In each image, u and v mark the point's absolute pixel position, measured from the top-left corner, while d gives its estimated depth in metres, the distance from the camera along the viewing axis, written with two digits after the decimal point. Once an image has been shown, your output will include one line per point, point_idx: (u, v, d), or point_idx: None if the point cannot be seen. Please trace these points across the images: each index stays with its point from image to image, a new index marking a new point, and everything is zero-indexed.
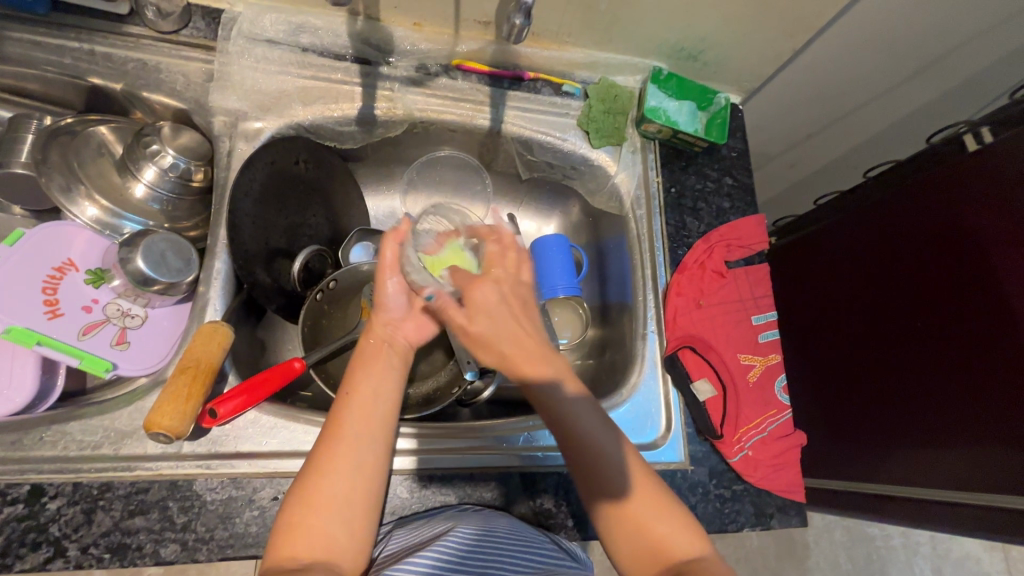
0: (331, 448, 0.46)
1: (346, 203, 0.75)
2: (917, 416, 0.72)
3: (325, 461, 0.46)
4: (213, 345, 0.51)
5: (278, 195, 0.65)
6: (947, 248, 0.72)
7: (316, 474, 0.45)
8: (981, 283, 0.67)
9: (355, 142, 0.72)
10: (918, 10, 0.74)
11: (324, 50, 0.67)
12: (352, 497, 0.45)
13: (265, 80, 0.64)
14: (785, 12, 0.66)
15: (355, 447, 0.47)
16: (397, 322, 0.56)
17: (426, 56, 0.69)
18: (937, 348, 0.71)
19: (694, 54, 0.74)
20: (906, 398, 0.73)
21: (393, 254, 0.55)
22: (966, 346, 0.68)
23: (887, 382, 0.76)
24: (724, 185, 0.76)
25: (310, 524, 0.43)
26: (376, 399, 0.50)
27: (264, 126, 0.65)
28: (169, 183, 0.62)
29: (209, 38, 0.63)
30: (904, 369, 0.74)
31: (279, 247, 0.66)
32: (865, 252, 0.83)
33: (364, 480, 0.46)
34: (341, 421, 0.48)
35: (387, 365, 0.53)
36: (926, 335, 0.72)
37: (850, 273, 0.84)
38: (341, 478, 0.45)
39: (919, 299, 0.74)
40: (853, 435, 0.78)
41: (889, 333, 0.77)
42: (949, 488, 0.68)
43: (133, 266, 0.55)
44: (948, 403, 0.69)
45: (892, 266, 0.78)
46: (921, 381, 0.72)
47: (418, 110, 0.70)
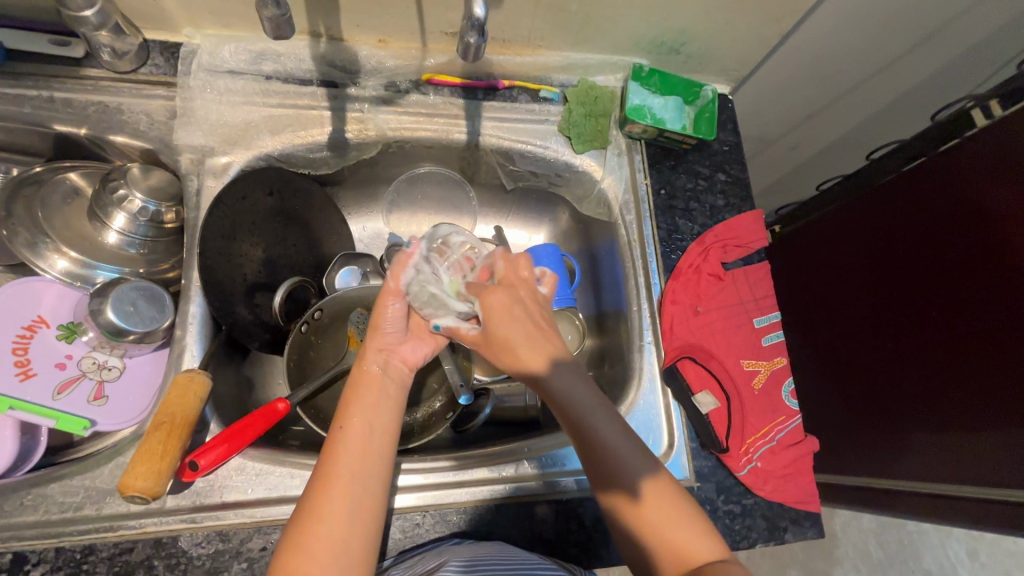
0: (324, 484, 0.43)
1: (326, 229, 0.74)
2: (931, 404, 0.69)
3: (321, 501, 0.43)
4: (190, 396, 0.50)
5: (252, 231, 0.64)
6: (962, 232, 0.67)
7: (314, 519, 0.42)
8: (1003, 267, 0.62)
9: (329, 167, 0.70)
10: None
11: (288, 76, 0.65)
12: (348, 538, 0.42)
13: (230, 112, 0.63)
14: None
15: (351, 485, 0.44)
16: (394, 346, 0.54)
17: (395, 74, 0.67)
18: (957, 338, 0.67)
19: (676, 48, 0.70)
20: (927, 391, 0.70)
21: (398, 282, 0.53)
22: (989, 336, 0.63)
23: (903, 372, 0.73)
24: (717, 181, 0.73)
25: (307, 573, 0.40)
26: (376, 432, 0.47)
27: (232, 160, 0.63)
28: (142, 226, 0.61)
29: (169, 74, 0.62)
30: (922, 357, 0.70)
31: (258, 282, 0.65)
32: (875, 235, 0.79)
33: (366, 524, 0.43)
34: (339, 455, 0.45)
35: (383, 396, 0.50)
36: (943, 321, 0.68)
37: (862, 257, 0.81)
38: (337, 519, 0.42)
39: (934, 286, 0.70)
40: (874, 425, 0.76)
41: (899, 319, 0.74)
42: (972, 488, 0.63)
43: (104, 317, 0.53)
44: (972, 397, 0.65)
45: (902, 252, 0.75)
46: (935, 367, 0.69)
47: (391, 129, 0.67)
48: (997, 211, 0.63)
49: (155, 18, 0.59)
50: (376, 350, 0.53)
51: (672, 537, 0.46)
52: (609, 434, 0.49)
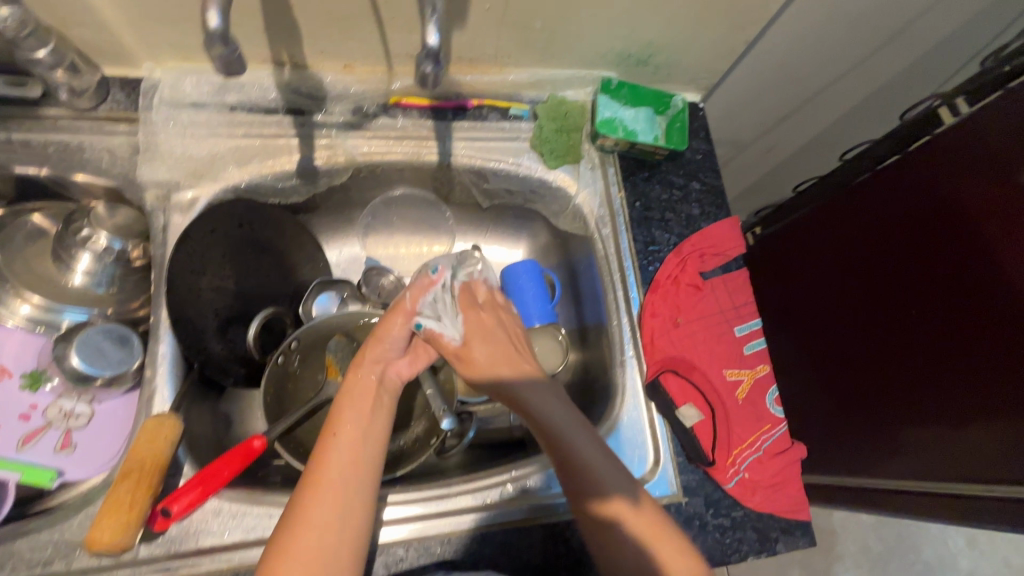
0: (312, 495, 0.45)
1: (301, 257, 0.72)
2: (916, 400, 0.69)
3: (306, 505, 0.44)
4: (160, 440, 0.48)
5: (223, 265, 0.63)
6: (936, 226, 0.68)
7: (301, 527, 0.43)
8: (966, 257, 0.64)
9: (300, 195, 0.69)
10: None
11: (253, 106, 0.64)
12: (335, 548, 0.43)
13: (195, 145, 0.62)
14: (729, 7, 0.63)
15: (339, 495, 0.45)
16: (389, 361, 0.57)
17: (362, 98, 0.66)
18: (925, 333, 0.68)
19: (643, 59, 0.70)
20: (905, 387, 0.70)
21: (412, 300, 0.58)
22: (956, 327, 0.65)
23: (886, 369, 0.72)
24: (692, 190, 0.73)
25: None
26: (361, 443, 0.49)
27: (198, 194, 0.62)
28: (109, 266, 0.60)
29: (130, 109, 0.60)
30: (904, 352, 0.70)
31: (230, 316, 0.63)
32: (851, 233, 0.79)
33: (346, 529, 0.44)
34: (327, 463, 0.47)
35: (378, 408, 0.53)
36: (923, 315, 0.68)
37: (838, 255, 0.80)
38: (324, 529, 0.43)
39: (903, 282, 0.71)
40: (859, 424, 0.75)
41: (880, 315, 0.73)
42: (959, 484, 0.63)
43: (69, 364, 0.53)
44: (948, 389, 0.65)
45: (877, 248, 0.75)
46: (917, 361, 0.69)
47: (361, 154, 0.66)
48: (971, 203, 0.64)
49: (112, 54, 0.58)
50: (371, 362, 0.55)
51: (643, 535, 0.49)
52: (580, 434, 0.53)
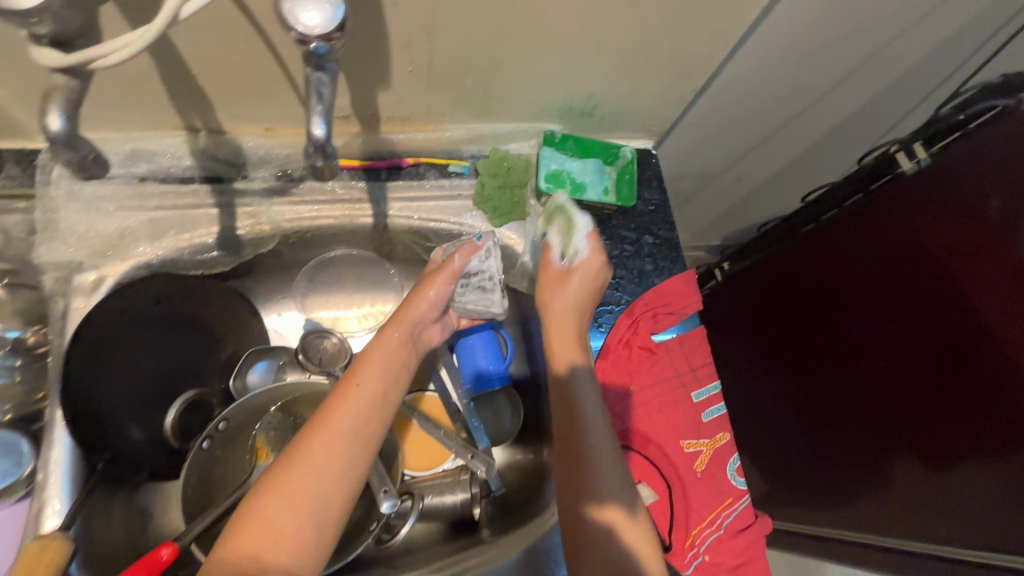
0: (314, 438, 0.46)
1: (229, 330, 0.66)
2: (906, 445, 0.68)
3: (310, 452, 0.45)
4: (41, 568, 0.43)
5: (134, 348, 0.58)
6: (904, 266, 0.66)
7: (297, 465, 0.45)
8: (928, 309, 0.64)
9: (225, 265, 0.65)
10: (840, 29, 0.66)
11: (166, 175, 0.59)
12: (326, 496, 0.45)
13: (100, 220, 0.57)
14: (671, 58, 0.60)
15: (343, 443, 0.47)
16: (426, 324, 0.59)
17: (288, 161, 0.62)
18: (903, 373, 0.67)
19: (587, 111, 0.67)
20: (873, 431, 0.72)
21: (461, 262, 0.57)
22: (916, 381, 0.65)
23: (875, 410, 0.72)
24: (644, 244, 0.69)
25: (270, 517, 0.43)
26: (378, 403, 0.50)
27: (105, 274, 0.57)
28: (6, 357, 0.55)
29: (26, 186, 0.55)
30: (890, 395, 0.69)
31: (144, 402, 0.58)
32: (822, 272, 0.78)
33: (342, 489, 0.46)
34: (340, 411, 0.48)
35: (404, 366, 0.54)
36: (900, 355, 0.67)
37: (814, 293, 0.80)
38: (322, 471, 0.45)
39: (877, 319, 0.70)
40: (860, 468, 0.75)
41: (861, 354, 0.73)
42: (960, 536, 0.62)
43: None
44: (907, 440, 0.67)
45: (851, 286, 0.74)
46: (903, 405, 0.67)
47: (287, 222, 0.62)
48: (935, 243, 0.63)
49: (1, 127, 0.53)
50: (411, 323, 0.56)
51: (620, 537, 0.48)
52: (593, 414, 0.51)
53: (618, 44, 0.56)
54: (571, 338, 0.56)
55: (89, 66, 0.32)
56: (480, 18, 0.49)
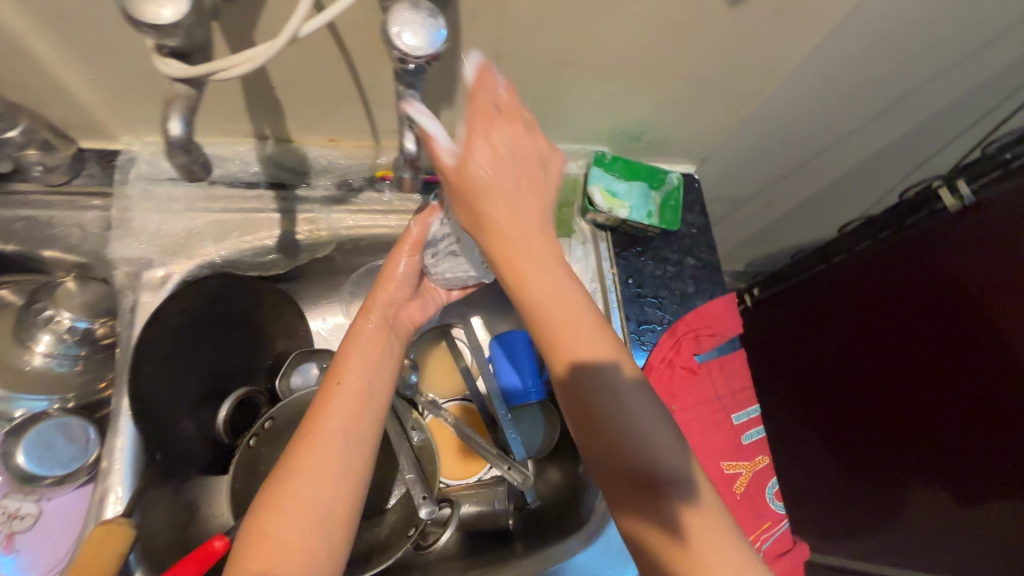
0: (308, 447, 0.46)
1: (280, 329, 0.68)
2: (938, 472, 0.73)
3: (297, 466, 0.45)
4: (106, 554, 0.45)
5: (195, 343, 0.60)
6: (941, 306, 0.69)
7: (295, 477, 0.44)
8: (961, 353, 0.68)
9: (281, 268, 0.67)
10: (888, 67, 0.67)
11: (234, 180, 0.62)
12: (328, 501, 0.44)
13: (170, 220, 0.60)
14: (723, 91, 0.62)
15: (336, 445, 0.46)
16: (402, 303, 0.58)
17: (347, 172, 0.65)
18: (939, 408, 0.71)
19: (636, 136, 0.69)
20: (908, 461, 0.76)
21: (420, 230, 0.56)
22: (957, 419, 0.69)
23: (906, 438, 0.76)
24: (686, 267, 0.71)
25: (276, 536, 0.42)
26: (364, 399, 0.50)
27: (171, 271, 0.59)
28: (72, 346, 0.56)
29: (104, 184, 0.59)
30: (923, 426, 0.74)
31: (200, 398, 0.59)
32: (855, 304, 0.81)
33: (341, 495, 0.45)
34: (326, 413, 0.48)
35: (383, 357, 0.54)
36: (936, 391, 0.71)
37: (847, 324, 0.83)
38: (320, 479, 0.45)
39: (914, 354, 0.73)
40: (894, 488, 0.80)
41: (894, 385, 0.77)
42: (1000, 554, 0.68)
43: (15, 462, 0.50)
44: (959, 474, 0.70)
45: (885, 319, 0.77)
46: (936, 437, 0.72)
47: (344, 229, 0.64)
48: (976, 287, 0.65)
49: (89, 129, 0.56)
50: (382, 307, 0.56)
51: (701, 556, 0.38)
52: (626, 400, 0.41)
53: (675, 75, 0.58)
54: (563, 287, 0.41)
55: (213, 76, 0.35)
56: (547, 46, 0.51)
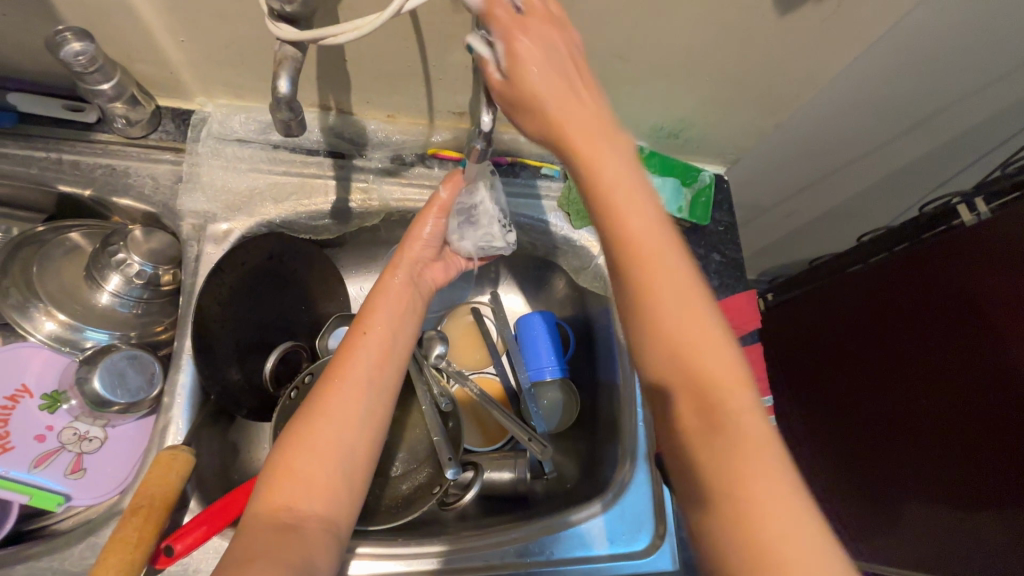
0: (333, 387, 0.49)
1: (324, 291, 0.72)
2: (925, 480, 0.73)
3: (322, 407, 0.48)
4: (172, 475, 0.49)
5: (250, 295, 0.63)
6: (953, 316, 0.71)
7: (317, 412, 0.47)
8: (956, 359, 0.70)
9: (331, 234, 0.71)
10: (918, 86, 0.71)
11: (296, 146, 0.66)
12: (347, 439, 0.47)
13: (235, 178, 0.64)
14: (761, 95, 0.65)
15: (359, 387, 0.50)
16: (426, 263, 0.63)
17: (401, 147, 0.68)
18: (937, 414, 0.72)
19: (674, 133, 0.72)
20: (898, 470, 0.77)
21: (447, 196, 0.61)
22: (942, 425, 0.71)
23: (903, 447, 0.77)
24: (712, 261, 0.74)
25: (301, 470, 0.44)
26: (387, 349, 0.54)
27: (233, 227, 0.63)
28: (137, 288, 0.60)
29: (178, 141, 0.63)
30: (917, 435, 0.74)
31: (251, 346, 0.63)
32: (872, 311, 0.84)
33: (362, 436, 0.48)
34: (353, 360, 0.51)
35: (404, 315, 0.57)
36: (938, 399, 0.72)
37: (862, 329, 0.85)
38: (340, 417, 0.48)
39: (921, 361, 0.74)
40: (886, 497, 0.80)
41: (897, 391, 0.78)
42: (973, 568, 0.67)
43: (89, 386, 0.53)
44: (945, 484, 0.70)
45: (898, 326, 0.79)
46: (925, 444, 0.73)
47: (395, 201, 0.68)
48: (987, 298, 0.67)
49: (170, 88, 0.60)
50: (408, 265, 0.61)
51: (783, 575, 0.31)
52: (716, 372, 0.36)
53: (718, 77, 0.62)
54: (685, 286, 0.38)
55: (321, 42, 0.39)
56: (603, 40, 0.55)
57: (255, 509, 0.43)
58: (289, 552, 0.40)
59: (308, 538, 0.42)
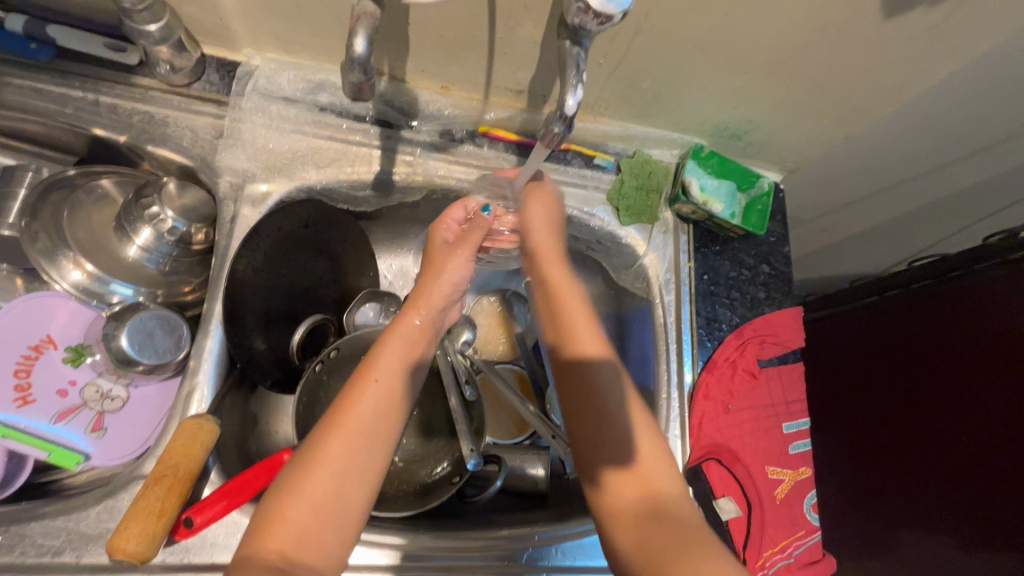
0: (336, 426, 0.47)
1: (357, 264, 0.69)
2: (938, 529, 0.72)
3: (322, 455, 0.46)
4: (196, 446, 0.46)
5: (284, 262, 0.61)
6: (985, 364, 0.69)
7: (320, 454, 0.46)
8: (983, 418, 0.68)
9: (370, 206, 0.68)
10: (1007, 113, 0.66)
11: (343, 110, 0.62)
12: (350, 482, 0.46)
13: (278, 139, 0.61)
14: (841, 102, 0.61)
15: (365, 425, 0.48)
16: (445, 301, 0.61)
17: (452, 122, 0.65)
18: (955, 465, 0.70)
19: (738, 134, 0.68)
20: (903, 509, 0.77)
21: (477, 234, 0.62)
22: (949, 474, 0.71)
23: (916, 495, 0.75)
24: (762, 273, 0.71)
25: (297, 518, 0.43)
26: (394, 386, 0.51)
27: (271, 189, 0.60)
28: (167, 245, 0.57)
29: (221, 92, 0.59)
30: (932, 484, 0.73)
31: (280, 316, 0.61)
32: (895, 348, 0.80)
33: (363, 484, 0.46)
34: (358, 407, 0.49)
35: (412, 347, 0.55)
36: (957, 448, 0.70)
37: (883, 365, 0.81)
38: (343, 458, 0.46)
39: (945, 410, 0.72)
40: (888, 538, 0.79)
41: (913, 434, 0.76)
42: None
43: (115, 343, 0.51)
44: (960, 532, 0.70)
45: (922, 371, 0.76)
46: (941, 492, 0.72)
47: (439, 177, 0.65)
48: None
49: (217, 35, 0.57)
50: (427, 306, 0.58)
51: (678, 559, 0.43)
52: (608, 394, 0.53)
53: (800, 80, 0.58)
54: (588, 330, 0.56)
55: None
56: (688, 27, 0.51)
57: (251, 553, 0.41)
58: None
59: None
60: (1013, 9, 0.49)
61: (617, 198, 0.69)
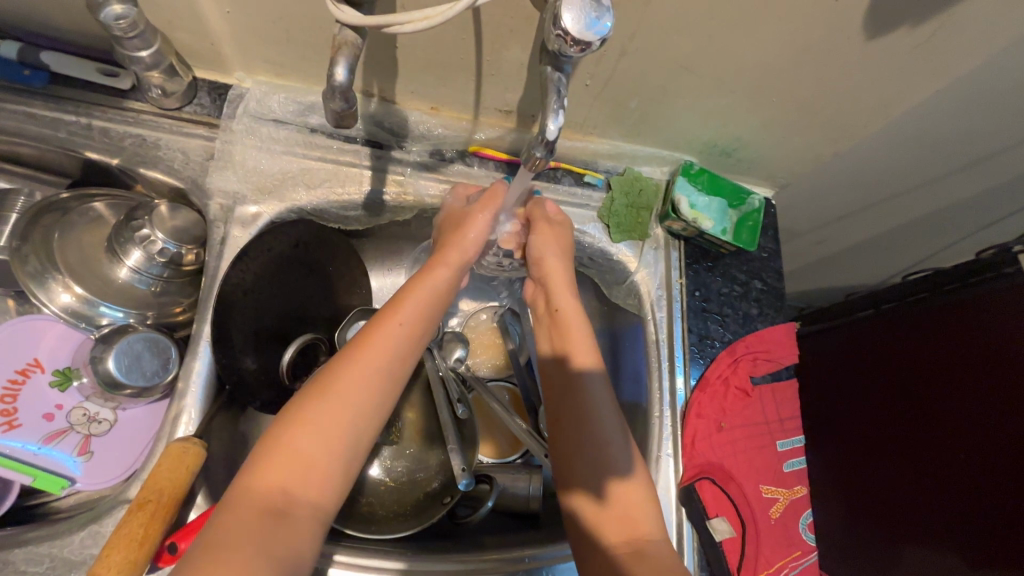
0: (351, 373, 0.46)
1: (348, 283, 0.69)
2: (936, 527, 0.71)
3: (340, 386, 0.45)
4: (181, 471, 0.46)
5: (275, 283, 0.61)
6: (984, 367, 0.68)
7: (332, 397, 0.44)
8: (983, 421, 0.67)
9: (361, 225, 0.68)
10: (993, 130, 0.66)
11: (333, 131, 0.63)
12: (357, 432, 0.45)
13: (268, 160, 0.61)
14: (829, 120, 0.62)
15: (375, 373, 0.47)
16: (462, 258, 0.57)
17: (442, 141, 0.65)
18: (954, 466, 0.69)
19: (727, 151, 0.69)
20: (902, 508, 0.76)
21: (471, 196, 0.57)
22: (948, 477, 0.70)
23: (913, 494, 0.74)
24: (753, 289, 0.70)
25: (299, 452, 0.42)
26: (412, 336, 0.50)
27: (262, 210, 0.61)
28: (157, 266, 0.57)
29: (213, 115, 0.60)
30: (930, 484, 0.72)
31: (271, 337, 0.61)
32: (896, 351, 0.80)
33: (366, 432, 0.45)
34: (377, 347, 0.47)
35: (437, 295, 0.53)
36: (958, 449, 0.69)
37: (884, 368, 0.81)
38: (356, 404, 0.45)
39: (945, 410, 0.72)
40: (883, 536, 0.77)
41: (911, 435, 0.75)
42: None
43: (103, 366, 0.51)
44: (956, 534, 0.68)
45: (922, 373, 0.75)
46: (940, 493, 0.71)
47: (430, 197, 0.65)
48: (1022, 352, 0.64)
49: (209, 59, 0.57)
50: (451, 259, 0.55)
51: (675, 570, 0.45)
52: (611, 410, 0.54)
53: (787, 98, 0.58)
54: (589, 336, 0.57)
55: (386, 29, 0.38)
56: (673, 49, 0.52)
57: (248, 480, 0.41)
58: (269, 545, 0.38)
59: (297, 525, 0.41)
60: (993, 31, 0.49)
61: (610, 216, 0.69)
